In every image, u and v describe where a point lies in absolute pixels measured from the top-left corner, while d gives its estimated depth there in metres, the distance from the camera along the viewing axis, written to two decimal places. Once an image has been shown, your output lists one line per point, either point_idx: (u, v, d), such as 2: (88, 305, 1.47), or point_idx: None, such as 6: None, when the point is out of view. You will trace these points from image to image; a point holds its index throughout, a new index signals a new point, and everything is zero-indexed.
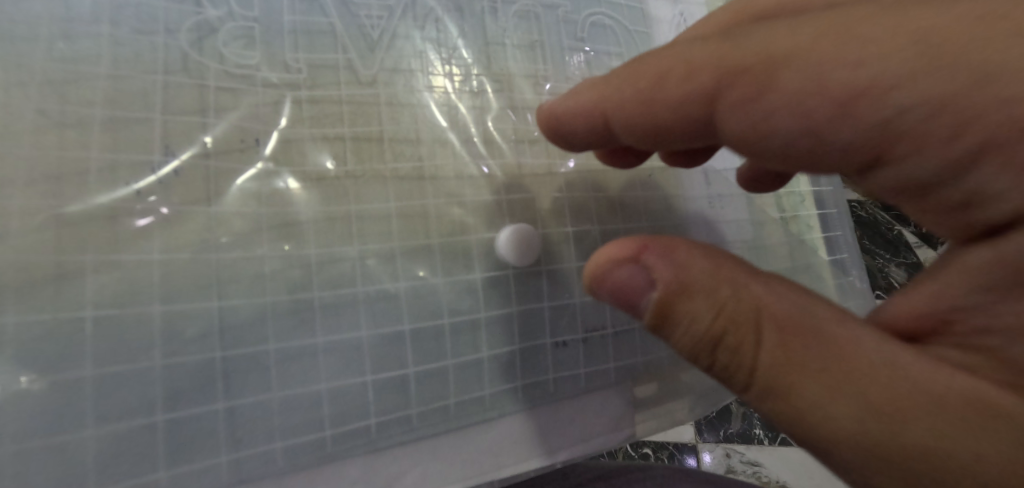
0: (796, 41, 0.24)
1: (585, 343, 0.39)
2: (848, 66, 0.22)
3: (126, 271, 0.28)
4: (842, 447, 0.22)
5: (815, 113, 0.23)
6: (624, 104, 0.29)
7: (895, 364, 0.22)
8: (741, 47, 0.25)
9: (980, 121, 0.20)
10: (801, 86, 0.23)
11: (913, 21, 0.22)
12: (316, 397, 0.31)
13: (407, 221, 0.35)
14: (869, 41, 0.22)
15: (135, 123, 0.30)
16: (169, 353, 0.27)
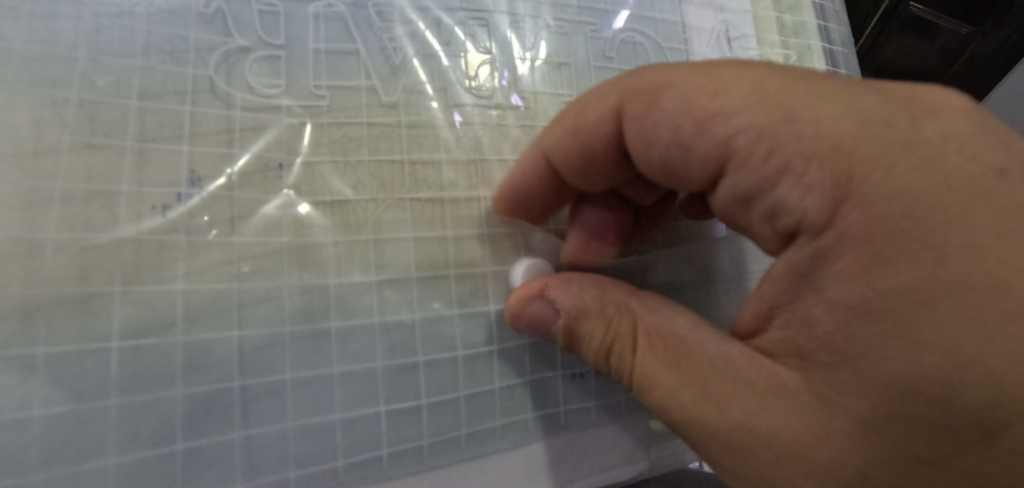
0: (671, 74, 0.30)
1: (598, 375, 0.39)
2: (707, 96, 0.28)
3: (151, 302, 0.28)
4: (671, 412, 0.29)
5: (682, 128, 0.29)
6: (562, 127, 0.35)
7: (718, 357, 0.29)
8: (649, 80, 0.30)
9: (793, 154, 0.26)
10: (673, 108, 0.29)
11: (755, 72, 0.28)
12: (329, 427, 0.31)
13: (425, 249, 0.35)
14: (725, 76, 0.28)
15: (161, 151, 0.30)
16: (189, 382, 0.28)
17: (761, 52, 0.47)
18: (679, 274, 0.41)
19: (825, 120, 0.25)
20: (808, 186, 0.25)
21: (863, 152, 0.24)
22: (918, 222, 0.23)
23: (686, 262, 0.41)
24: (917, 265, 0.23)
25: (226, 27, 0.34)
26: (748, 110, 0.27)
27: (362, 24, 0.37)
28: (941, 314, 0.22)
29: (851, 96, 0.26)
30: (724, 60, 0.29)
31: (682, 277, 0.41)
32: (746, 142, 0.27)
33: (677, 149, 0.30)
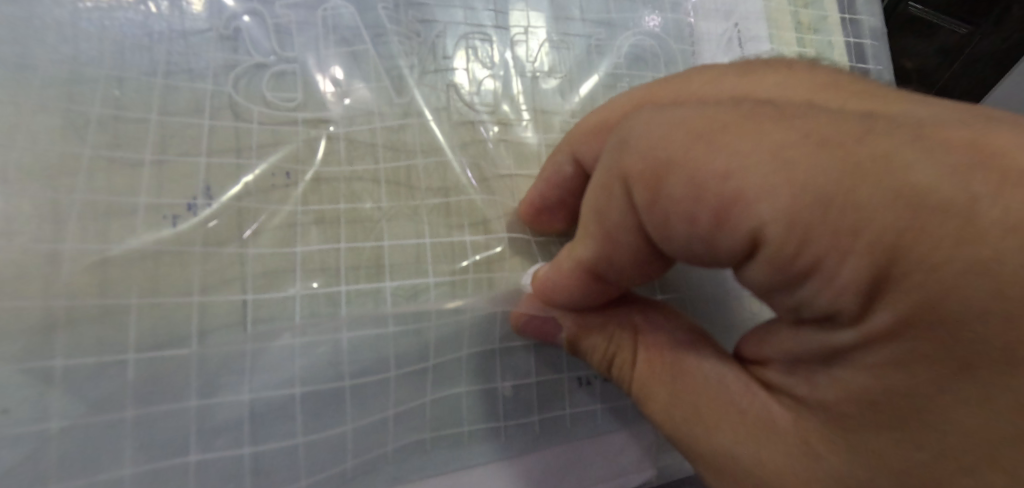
0: (671, 145, 0.21)
1: (604, 379, 0.38)
2: (717, 179, 0.20)
3: (167, 315, 0.28)
4: (665, 427, 0.30)
5: (698, 223, 0.21)
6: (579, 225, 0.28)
7: (711, 377, 0.29)
8: (643, 148, 0.22)
9: (824, 254, 0.19)
10: (685, 195, 0.21)
11: (772, 136, 0.19)
12: (341, 440, 0.31)
13: (439, 257, 0.35)
14: (741, 151, 0.19)
15: (178, 166, 0.31)
16: (204, 394, 0.28)
17: (782, 48, 0.47)
18: (692, 283, 0.40)
19: (877, 218, 0.18)
20: (846, 289, 0.19)
21: (919, 248, 0.17)
22: (943, 333, 0.18)
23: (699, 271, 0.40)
24: (930, 378, 0.20)
25: (242, 45, 0.34)
26: (773, 194, 0.19)
27: (373, 41, 0.38)
28: (951, 424, 0.20)
29: (903, 168, 0.17)
30: (731, 114, 0.21)
31: (695, 287, 0.40)
32: (771, 240, 0.19)
33: (701, 244, 0.22)
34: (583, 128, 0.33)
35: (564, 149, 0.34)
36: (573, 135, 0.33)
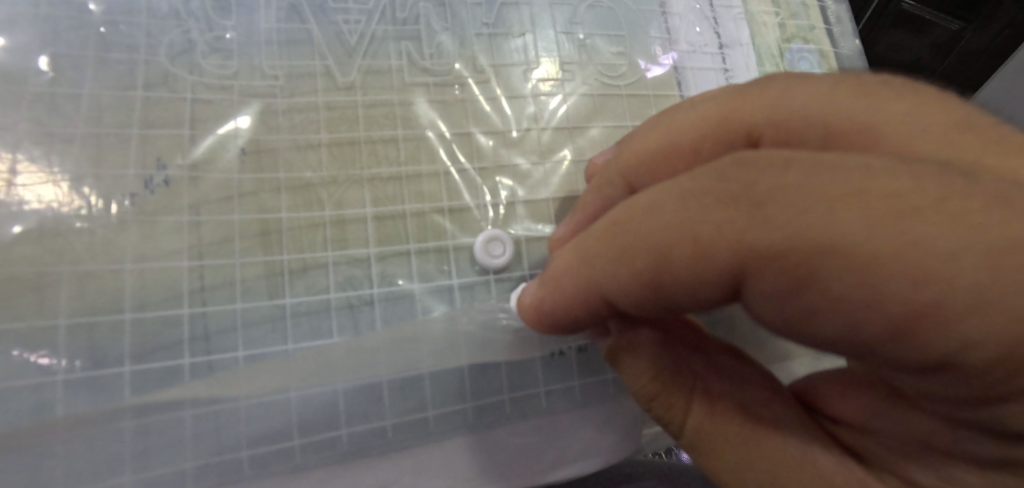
0: (851, 230, 0.17)
1: (580, 351, 0.36)
2: (911, 280, 0.16)
3: (97, 283, 0.29)
4: None
5: (861, 325, 0.17)
6: (620, 263, 0.22)
7: (800, 458, 0.25)
8: (784, 226, 0.17)
9: None
10: (850, 290, 0.17)
11: (990, 233, 0.16)
12: (284, 405, 0.30)
13: (382, 223, 0.35)
14: (942, 252, 0.16)
15: (113, 138, 0.32)
16: (140, 358, 0.29)
17: (749, 9, 0.48)
18: None
19: None
20: None
21: None
22: None
23: None
24: None
25: (180, 17, 0.35)
26: (984, 309, 0.16)
27: (315, 7, 0.38)
28: None
29: None
30: (919, 192, 0.16)
31: None
32: (962, 356, 0.17)
33: (848, 345, 0.19)
34: (622, 160, 0.28)
35: (592, 194, 0.30)
36: (610, 170, 0.29)
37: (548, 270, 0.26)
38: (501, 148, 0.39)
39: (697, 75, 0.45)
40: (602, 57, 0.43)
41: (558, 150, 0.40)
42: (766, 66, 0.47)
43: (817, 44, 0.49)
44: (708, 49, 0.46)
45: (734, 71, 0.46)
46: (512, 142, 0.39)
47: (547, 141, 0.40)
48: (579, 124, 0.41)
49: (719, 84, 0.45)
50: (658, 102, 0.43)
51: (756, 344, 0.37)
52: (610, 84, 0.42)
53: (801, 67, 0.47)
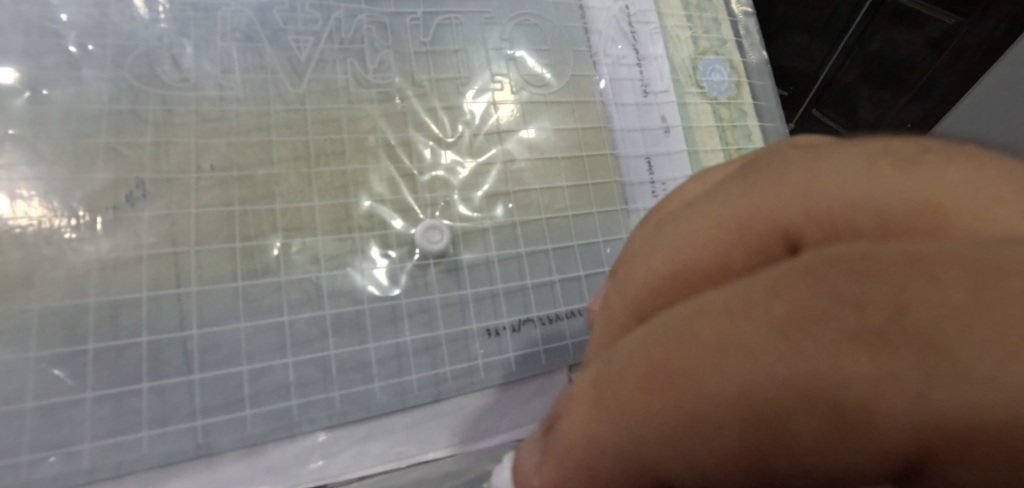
0: None
1: (513, 331, 0.41)
2: None
3: (67, 271, 0.33)
4: None
5: None
6: (694, 437, 0.14)
7: None
8: (974, 380, 0.11)
9: None
10: None
11: None
12: (236, 378, 0.33)
13: (329, 214, 0.39)
14: None
15: (84, 146, 0.36)
16: (104, 336, 0.32)
17: (665, 26, 0.57)
18: (582, 231, 0.46)
19: None
20: None
21: None
22: None
23: (588, 219, 0.47)
24: None
25: (143, 38, 0.39)
26: None
27: (266, 26, 0.42)
28: None
29: None
30: None
31: (585, 234, 0.46)
32: None
33: None
34: (620, 297, 0.20)
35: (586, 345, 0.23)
36: (609, 313, 0.21)
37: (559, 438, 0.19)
38: (440, 149, 0.44)
39: (617, 84, 0.52)
40: (529, 69, 0.49)
41: (487, 149, 0.45)
42: (681, 76, 0.56)
43: (728, 57, 0.59)
44: (625, 62, 0.53)
45: (651, 81, 0.54)
46: (449, 143, 0.44)
47: (479, 143, 0.45)
48: (509, 127, 0.46)
49: (638, 92, 0.53)
50: (580, 109, 0.50)
51: None
52: (536, 93, 0.48)
53: (713, 77, 0.57)
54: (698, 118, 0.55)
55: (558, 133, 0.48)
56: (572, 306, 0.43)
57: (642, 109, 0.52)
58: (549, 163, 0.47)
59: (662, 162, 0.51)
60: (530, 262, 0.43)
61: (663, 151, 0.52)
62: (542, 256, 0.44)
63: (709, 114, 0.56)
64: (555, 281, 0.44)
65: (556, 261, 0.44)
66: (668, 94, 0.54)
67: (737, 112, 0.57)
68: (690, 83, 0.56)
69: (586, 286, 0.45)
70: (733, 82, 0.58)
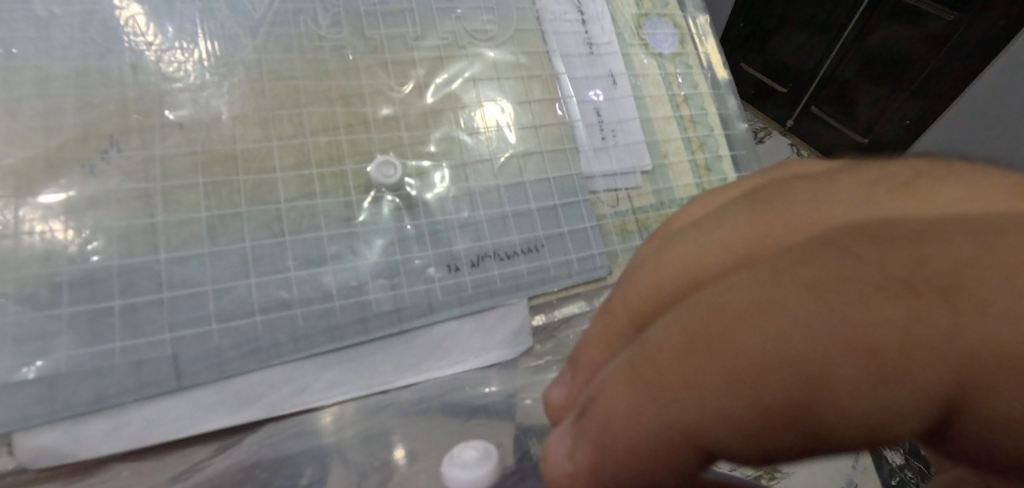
0: None
1: (473, 266, 0.44)
2: None
3: (38, 202, 0.35)
4: None
5: None
6: (742, 398, 0.17)
7: None
8: (969, 311, 0.15)
9: None
10: None
11: None
12: (203, 297, 0.36)
13: (287, 153, 0.41)
14: None
15: (54, 96, 0.38)
16: (77, 260, 0.35)
17: None
18: (532, 168, 0.49)
19: None
20: None
21: None
22: None
23: (537, 158, 0.50)
24: None
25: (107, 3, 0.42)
26: None
27: None
28: None
29: None
30: None
31: (534, 171, 0.49)
32: None
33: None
34: (633, 301, 0.25)
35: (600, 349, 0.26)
36: (617, 314, 0.26)
37: (594, 413, 0.20)
38: (394, 94, 0.46)
39: (561, 36, 0.55)
40: (476, 24, 0.52)
41: (424, 96, 0.47)
42: (626, 31, 0.59)
43: (673, 15, 0.63)
44: (569, 18, 0.56)
45: (594, 34, 0.57)
46: (399, 90, 0.47)
47: (430, 89, 0.48)
48: (457, 76, 0.50)
49: (583, 44, 0.56)
50: (527, 58, 0.53)
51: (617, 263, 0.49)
52: (482, 45, 0.51)
53: (657, 33, 0.61)
54: (643, 68, 0.58)
55: (505, 80, 0.51)
56: (526, 242, 0.46)
57: (587, 59, 0.56)
58: (498, 107, 0.50)
59: (607, 107, 0.55)
60: (482, 197, 0.46)
61: (608, 97, 0.55)
62: (493, 191, 0.47)
63: (654, 65, 0.59)
64: (507, 213, 0.47)
65: (507, 195, 0.47)
66: (612, 46, 0.57)
67: (682, 63, 0.61)
68: (634, 38, 0.59)
69: (538, 218, 0.48)
70: (677, 36, 0.62)
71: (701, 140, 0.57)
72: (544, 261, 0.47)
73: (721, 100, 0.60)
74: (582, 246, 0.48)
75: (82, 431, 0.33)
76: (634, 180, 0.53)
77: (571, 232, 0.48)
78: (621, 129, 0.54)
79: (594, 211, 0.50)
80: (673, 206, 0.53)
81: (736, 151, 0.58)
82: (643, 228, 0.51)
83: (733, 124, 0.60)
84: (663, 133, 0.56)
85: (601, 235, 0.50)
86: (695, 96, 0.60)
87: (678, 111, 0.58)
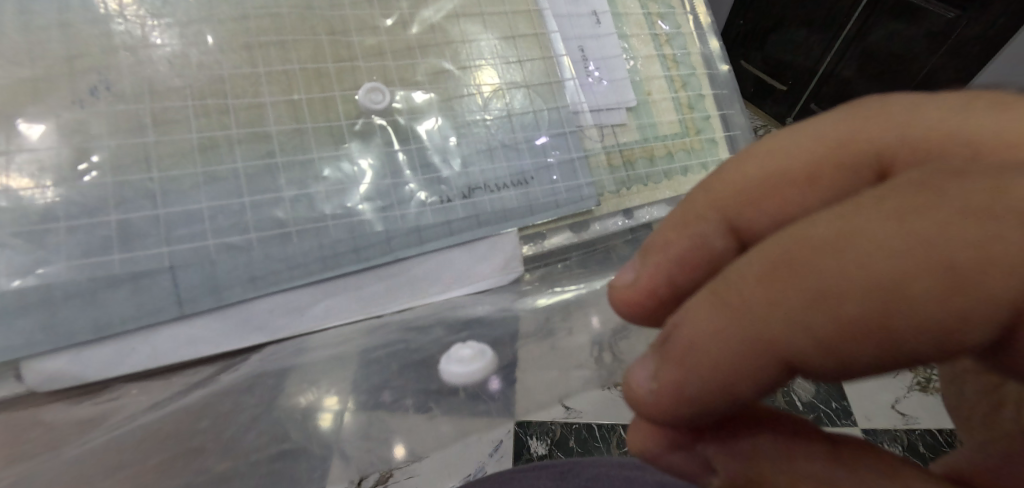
0: None
1: (464, 198, 0.44)
2: None
3: (27, 133, 0.35)
4: None
5: None
6: (822, 312, 0.18)
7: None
8: None
9: None
10: None
11: None
12: (198, 216, 0.37)
13: (274, 80, 0.41)
14: None
15: (32, 18, 0.37)
16: (70, 178, 0.35)
17: None
18: (519, 100, 0.49)
19: None
20: None
21: None
22: None
23: (524, 91, 0.50)
24: None
25: None
26: None
27: None
28: None
29: None
30: None
31: (523, 103, 0.49)
32: None
33: None
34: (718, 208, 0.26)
35: (680, 231, 0.27)
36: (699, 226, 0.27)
37: (673, 341, 0.22)
38: (379, 24, 0.46)
39: None
40: None
41: (409, 26, 0.47)
42: None
43: None
44: None
45: None
46: (385, 21, 0.46)
47: (416, 19, 0.48)
48: (443, 9, 0.49)
49: None
50: None
51: (603, 194, 0.50)
52: None
53: None
54: (626, 9, 0.59)
55: (491, 14, 0.51)
56: (517, 173, 0.47)
57: None
58: (485, 41, 0.50)
59: (592, 45, 0.54)
60: (472, 127, 0.47)
61: (593, 34, 0.55)
62: (481, 122, 0.47)
63: (637, 4, 0.59)
64: (497, 142, 0.47)
65: (495, 125, 0.47)
66: None
67: (666, 4, 0.61)
68: None
69: (527, 148, 0.48)
70: None
71: (684, 80, 0.58)
72: (534, 192, 0.47)
73: (704, 41, 0.61)
74: (571, 176, 0.48)
75: (92, 357, 0.35)
76: (620, 116, 0.53)
77: (560, 162, 0.49)
78: (607, 65, 0.54)
79: (583, 142, 0.50)
80: (658, 142, 0.54)
81: (718, 91, 0.60)
82: (629, 163, 0.52)
83: (715, 66, 0.61)
84: (647, 71, 0.57)
85: (590, 166, 0.50)
86: (678, 36, 0.60)
87: (661, 51, 0.58)
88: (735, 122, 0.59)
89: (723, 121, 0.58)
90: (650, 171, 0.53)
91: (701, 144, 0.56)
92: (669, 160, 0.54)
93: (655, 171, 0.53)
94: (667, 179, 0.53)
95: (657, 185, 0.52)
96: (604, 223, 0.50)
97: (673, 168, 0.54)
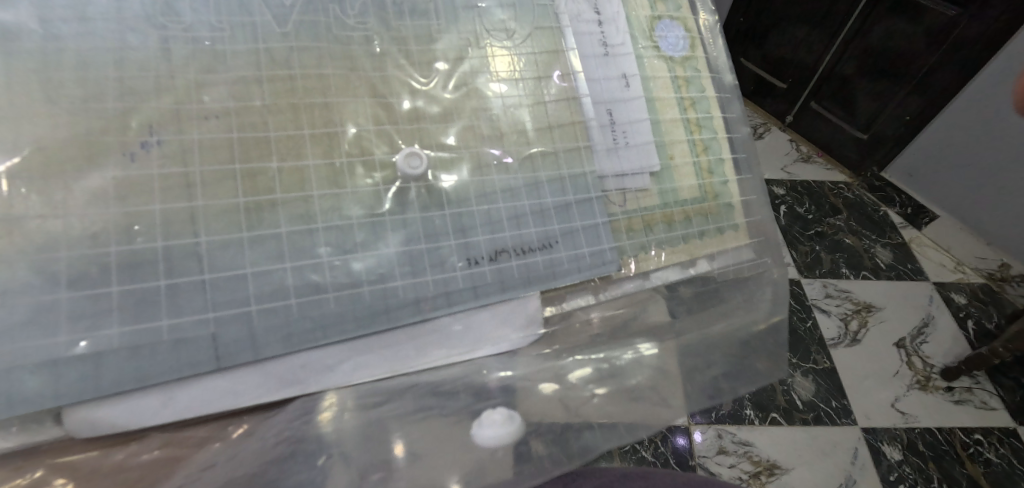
0: None
1: (491, 262, 0.46)
2: None
3: (85, 194, 0.37)
4: None
5: None
6: None
7: None
8: None
9: None
10: None
11: None
12: (241, 279, 0.38)
13: (316, 142, 0.43)
14: None
15: (95, 78, 0.39)
16: (124, 243, 0.37)
17: None
18: (547, 165, 0.50)
19: None
20: None
21: None
22: None
23: (553, 155, 0.51)
24: None
25: None
26: None
27: None
28: None
29: None
30: None
31: (551, 168, 0.50)
32: None
33: None
34: None
35: None
36: None
37: None
38: (419, 88, 0.47)
39: (578, 37, 0.56)
40: (497, 21, 0.53)
41: (446, 87, 0.49)
42: (637, 35, 0.60)
43: (682, 17, 0.63)
44: (586, 18, 0.57)
45: (609, 36, 0.58)
46: (423, 84, 0.48)
47: (454, 81, 0.49)
48: (479, 70, 0.51)
49: (598, 45, 0.57)
50: (548, 55, 0.54)
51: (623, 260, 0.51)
52: (504, 43, 0.53)
53: (668, 37, 0.62)
54: (653, 73, 0.60)
55: (525, 77, 0.53)
56: (542, 240, 0.48)
57: (601, 62, 0.56)
58: (518, 104, 0.51)
59: (620, 110, 0.56)
60: (502, 192, 0.48)
61: (620, 99, 0.56)
62: (511, 186, 0.48)
63: (664, 69, 0.60)
64: (524, 208, 0.48)
65: (524, 190, 0.49)
66: (627, 48, 0.58)
67: (691, 68, 0.62)
68: (647, 42, 0.60)
69: (553, 214, 0.49)
70: (687, 39, 0.62)
71: (706, 144, 0.59)
72: (557, 258, 0.48)
73: (727, 105, 0.62)
74: (594, 241, 0.50)
75: (134, 415, 0.37)
76: (645, 180, 0.54)
77: (584, 228, 0.50)
78: (634, 130, 0.55)
79: (606, 206, 0.52)
80: (676, 208, 0.55)
81: (736, 154, 0.61)
82: (649, 227, 0.53)
83: (735, 130, 0.62)
84: (671, 136, 0.58)
85: (612, 232, 0.51)
86: (703, 99, 0.61)
87: (685, 115, 0.59)
88: (750, 187, 0.61)
89: (740, 186, 0.60)
90: (670, 235, 0.54)
91: (719, 209, 0.57)
92: (688, 224, 0.55)
93: (674, 236, 0.54)
94: (685, 247, 0.54)
95: (675, 251, 0.54)
96: (622, 287, 0.52)
97: (691, 233, 0.55)
